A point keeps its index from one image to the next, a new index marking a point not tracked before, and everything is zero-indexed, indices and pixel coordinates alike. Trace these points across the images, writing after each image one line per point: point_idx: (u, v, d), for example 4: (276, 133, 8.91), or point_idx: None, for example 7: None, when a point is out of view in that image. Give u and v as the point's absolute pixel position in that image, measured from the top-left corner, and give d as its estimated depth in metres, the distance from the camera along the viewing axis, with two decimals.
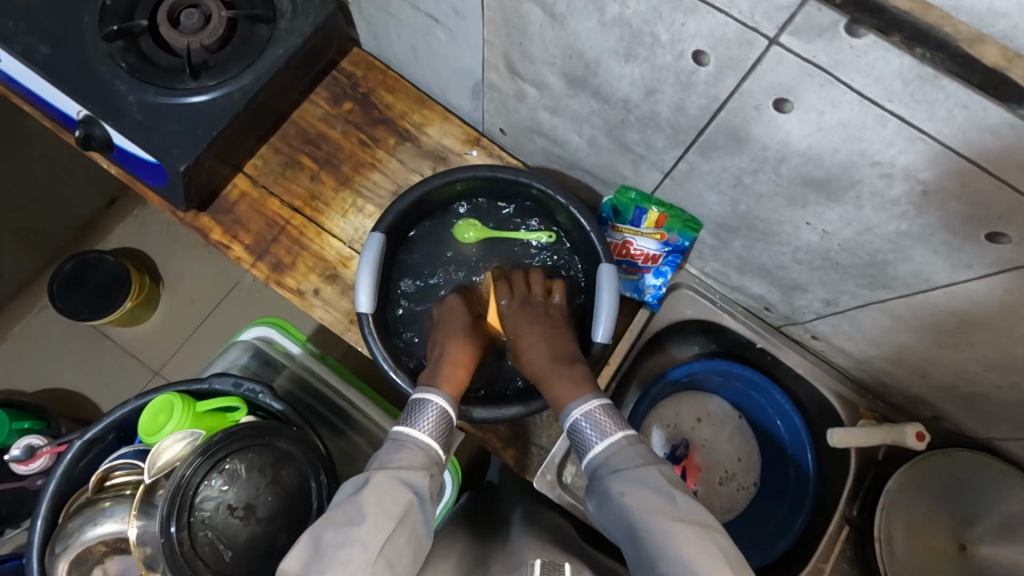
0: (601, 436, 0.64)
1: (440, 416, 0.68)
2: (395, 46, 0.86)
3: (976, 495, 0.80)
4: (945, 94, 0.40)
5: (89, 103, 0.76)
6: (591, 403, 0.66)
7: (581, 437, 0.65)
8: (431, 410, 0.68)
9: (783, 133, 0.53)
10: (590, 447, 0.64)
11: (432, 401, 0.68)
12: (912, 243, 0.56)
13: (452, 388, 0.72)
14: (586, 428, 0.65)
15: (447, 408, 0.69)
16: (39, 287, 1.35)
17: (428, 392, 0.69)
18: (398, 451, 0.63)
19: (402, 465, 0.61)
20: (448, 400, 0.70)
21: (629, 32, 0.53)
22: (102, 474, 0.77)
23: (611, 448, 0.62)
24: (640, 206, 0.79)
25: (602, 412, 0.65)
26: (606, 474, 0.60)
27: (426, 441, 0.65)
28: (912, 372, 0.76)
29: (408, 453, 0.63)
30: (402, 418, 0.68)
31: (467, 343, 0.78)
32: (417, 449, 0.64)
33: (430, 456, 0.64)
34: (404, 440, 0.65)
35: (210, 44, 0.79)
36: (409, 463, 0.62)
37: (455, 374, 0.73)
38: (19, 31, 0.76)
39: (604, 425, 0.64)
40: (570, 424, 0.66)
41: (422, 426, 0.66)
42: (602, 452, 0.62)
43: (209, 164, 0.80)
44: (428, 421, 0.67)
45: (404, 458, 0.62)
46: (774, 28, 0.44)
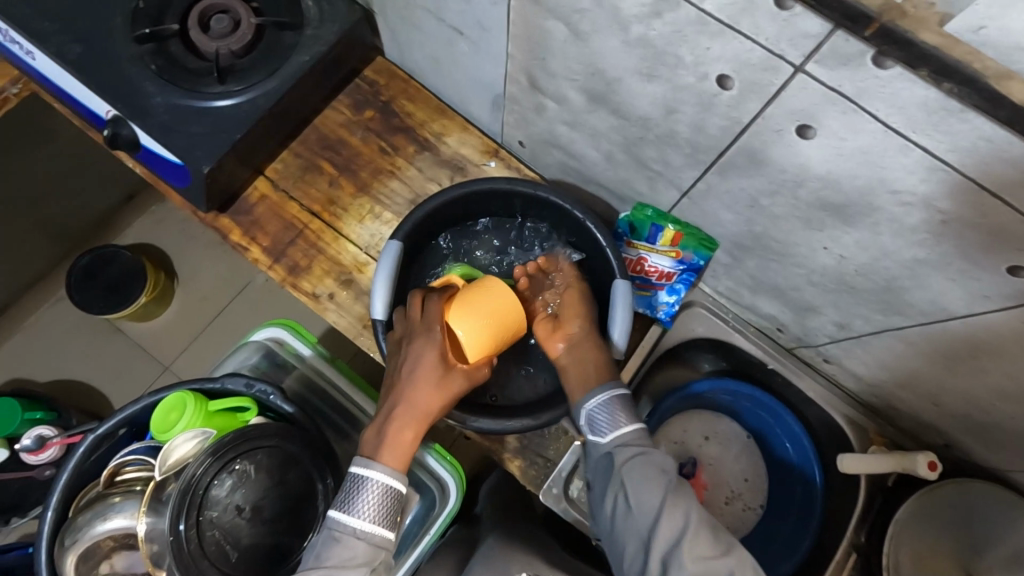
0: (619, 421, 0.68)
1: (381, 494, 0.65)
2: (418, 56, 0.87)
3: (987, 526, 0.78)
4: (970, 126, 0.40)
5: (118, 103, 0.77)
6: (613, 391, 0.69)
7: (599, 418, 0.68)
8: (371, 493, 0.65)
9: (803, 157, 0.53)
10: (607, 429, 0.68)
11: (369, 481, 0.65)
12: (928, 271, 0.56)
13: (398, 455, 0.67)
14: (604, 411, 0.68)
15: (390, 485, 0.66)
16: (57, 279, 1.37)
17: (368, 467, 0.66)
18: (335, 545, 0.63)
19: (338, 564, 0.62)
20: (391, 474, 0.66)
21: (653, 52, 0.54)
22: (113, 469, 0.78)
23: (627, 434, 0.67)
24: (656, 222, 0.79)
25: (623, 400, 0.69)
26: (629, 455, 0.65)
27: (365, 529, 0.64)
28: (925, 400, 0.76)
29: (344, 547, 0.63)
30: (341, 496, 0.66)
31: (426, 397, 0.69)
32: (353, 543, 0.63)
33: (373, 544, 0.64)
34: (342, 530, 0.64)
35: (236, 49, 0.80)
36: (348, 559, 0.63)
37: (402, 441, 0.68)
38: (53, 31, 0.78)
39: (619, 414, 0.68)
40: (590, 407, 0.69)
41: (359, 512, 0.65)
42: (618, 437, 0.67)
43: (231, 166, 0.81)
44: (364, 505, 0.65)
45: (339, 554, 0.63)
46: (799, 55, 0.44)
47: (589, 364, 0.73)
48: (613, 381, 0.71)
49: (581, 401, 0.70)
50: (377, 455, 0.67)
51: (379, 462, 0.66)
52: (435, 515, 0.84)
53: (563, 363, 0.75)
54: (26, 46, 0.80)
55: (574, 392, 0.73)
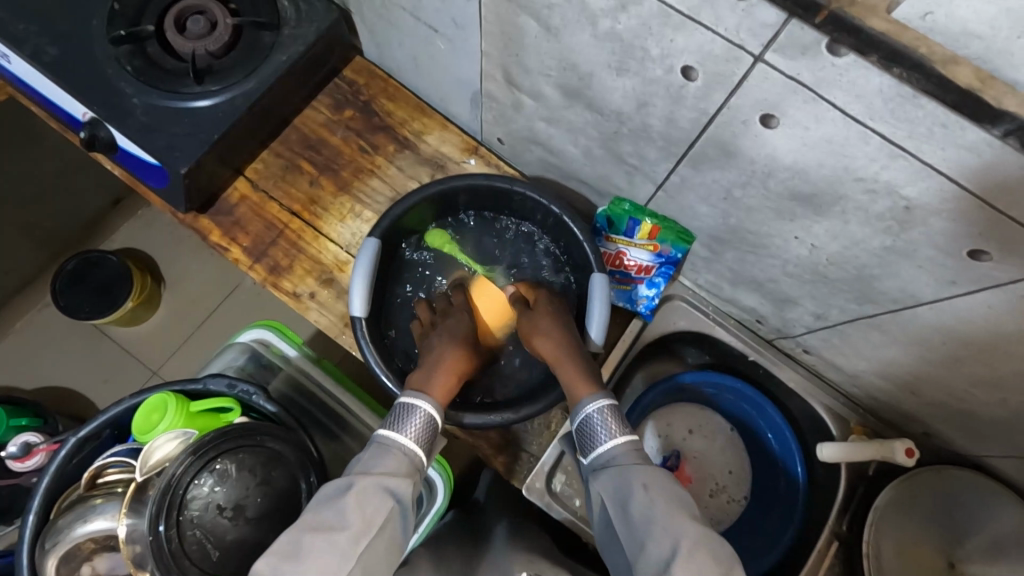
0: (611, 433, 0.65)
1: (425, 421, 0.68)
2: (397, 55, 0.87)
3: (965, 514, 0.80)
4: (924, 112, 0.41)
5: (95, 105, 0.77)
6: (601, 401, 0.67)
7: (592, 432, 0.66)
8: (418, 416, 0.68)
9: (770, 148, 0.54)
10: (599, 444, 0.65)
11: (418, 408, 0.69)
12: (897, 258, 0.57)
13: (440, 395, 0.72)
14: (597, 425, 0.66)
15: (433, 414, 0.69)
16: (42, 285, 1.36)
17: (416, 396, 0.70)
18: (382, 455, 0.64)
19: (386, 472, 0.62)
20: (434, 406, 0.70)
21: (621, 45, 0.54)
22: (95, 472, 0.78)
23: (620, 446, 0.64)
24: (634, 217, 0.80)
25: (612, 411, 0.67)
26: (618, 470, 0.62)
27: (410, 446, 0.66)
28: (902, 389, 0.77)
29: (391, 458, 0.64)
30: (387, 419, 0.69)
31: (460, 348, 0.77)
32: (400, 455, 0.65)
33: (414, 464, 0.66)
34: (389, 444, 0.66)
35: (215, 49, 0.80)
36: (393, 468, 0.63)
37: (443, 381, 0.73)
38: (29, 33, 0.78)
39: (612, 425, 0.66)
40: (581, 418, 0.67)
41: (407, 431, 0.67)
42: (611, 449, 0.64)
43: (211, 166, 0.82)
44: (413, 425, 0.68)
45: (388, 463, 0.64)
46: (759, 45, 0.45)
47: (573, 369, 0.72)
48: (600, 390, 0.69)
49: (572, 415, 0.68)
50: (425, 390, 0.71)
51: (426, 395, 0.70)
52: (423, 513, 0.85)
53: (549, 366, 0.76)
54: (2, 50, 0.80)
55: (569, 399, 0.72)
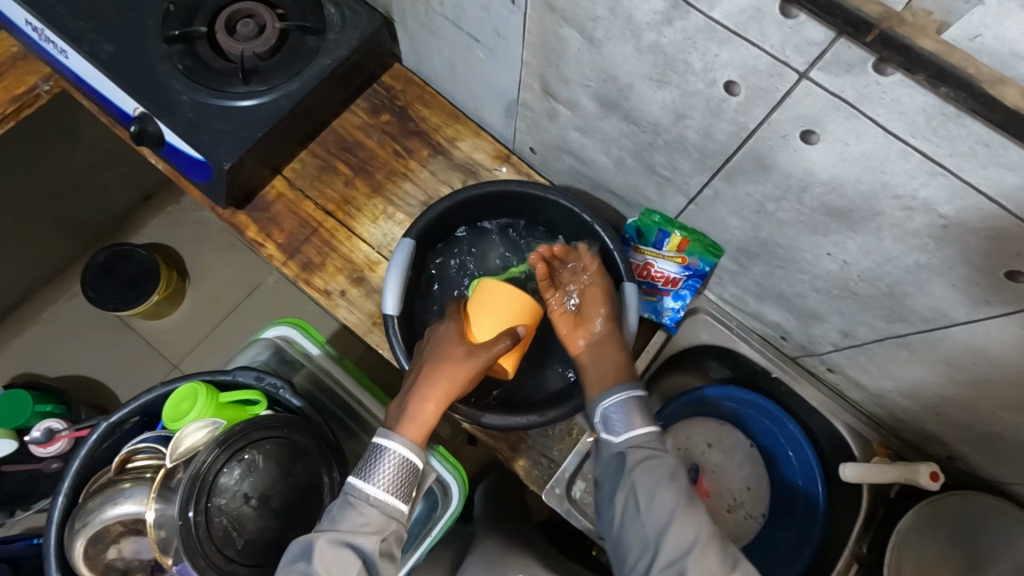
0: (631, 424, 0.68)
1: (399, 468, 0.67)
2: (435, 63, 0.90)
3: (988, 539, 0.79)
4: (968, 131, 0.42)
5: (146, 100, 0.80)
6: (631, 391, 0.69)
7: (615, 418, 0.68)
8: (388, 463, 0.66)
9: (807, 163, 0.55)
10: (620, 431, 0.67)
11: (388, 450, 0.67)
12: (929, 276, 0.57)
13: (416, 434, 0.69)
14: (619, 411, 0.68)
15: (407, 457, 0.67)
16: (73, 275, 1.40)
17: (383, 439, 0.68)
18: (351, 510, 0.64)
19: (353, 529, 0.63)
20: (407, 447, 0.68)
21: (664, 59, 0.56)
22: (125, 456, 0.79)
23: (642, 436, 0.67)
24: (663, 228, 0.81)
25: (638, 400, 0.69)
26: (641, 458, 0.65)
27: (380, 497, 0.65)
28: (927, 410, 0.77)
29: (359, 514, 0.64)
30: (360, 464, 0.68)
31: (446, 375, 0.72)
32: (367, 510, 0.64)
33: (386, 514, 0.65)
34: (358, 496, 0.65)
35: (261, 52, 0.83)
36: (361, 524, 0.63)
37: (426, 412, 0.70)
38: (87, 30, 0.82)
39: (634, 417, 0.68)
40: (607, 404, 0.69)
41: (377, 481, 0.66)
42: (632, 439, 0.67)
43: (252, 164, 0.84)
44: (383, 475, 0.66)
45: (353, 518, 0.64)
46: (804, 62, 0.46)
47: (607, 361, 0.74)
48: (631, 381, 0.71)
49: (596, 397, 0.70)
50: (398, 427, 0.70)
51: (398, 436, 0.69)
52: (436, 517, 0.85)
53: (585, 359, 0.76)
54: (60, 45, 0.83)
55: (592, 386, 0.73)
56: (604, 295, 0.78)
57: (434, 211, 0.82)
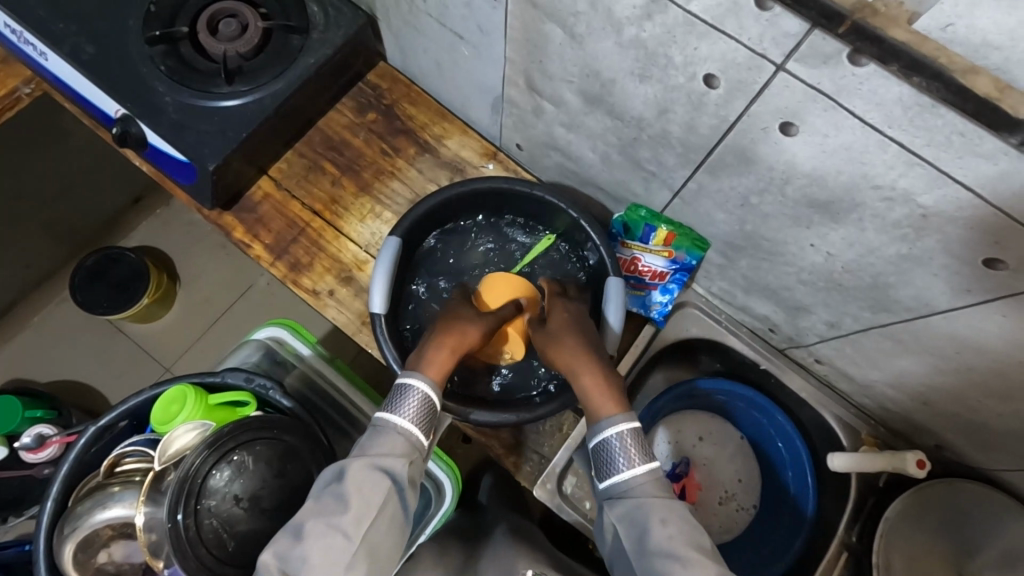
0: (629, 461, 0.62)
1: (422, 403, 0.67)
2: (420, 61, 0.90)
3: (977, 526, 0.80)
4: (943, 121, 0.42)
5: (128, 102, 0.80)
6: (624, 425, 0.64)
7: (610, 459, 0.63)
8: (414, 396, 0.67)
9: (789, 155, 0.55)
10: (615, 471, 0.62)
11: (414, 387, 0.67)
12: (911, 266, 0.58)
13: (436, 373, 0.71)
14: (615, 451, 0.63)
15: (429, 394, 0.68)
16: (60, 279, 1.38)
17: (410, 376, 0.68)
18: (378, 436, 0.64)
19: (382, 453, 0.63)
20: (430, 385, 0.68)
21: (645, 53, 0.56)
22: (114, 459, 0.79)
23: (639, 477, 0.61)
24: (649, 223, 0.81)
25: (634, 438, 0.63)
26: (635, 502, 0.60)
27: (406, 426, 0.65)
28: (914, 399, 0.77)
29: (388, 440, 0.64)
30: (388, 401, 0.68)
31: (464, 332, 0.76)
32: (394, 435, 0.64)
33: (411, 442, 0.65)
34: (384, 425, 0.65)
35: (244, 51, 0.82)
36: (389, 450, 0.63)
37: (441, 359, 0.72)
38: (68, 32, 0.81)
39: (633, 454, 0.62)
40: (600, 441, 0.64)
41: (404, 412, 0.66)
42: (630, 479, 0.61)
43: (237, 165, 0.84)
44: (410, 407, 0.66)
45: (381, 444, 0.63)
46: (782, 54, 0.46)
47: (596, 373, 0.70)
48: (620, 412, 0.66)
49: (590, 436, 0.65)
50: (419, 368, 0.70)
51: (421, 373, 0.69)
52: (430, 515, 0.86)
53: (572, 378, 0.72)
54: (40, 47, 0.83)
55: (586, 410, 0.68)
56: (578, 315, 0.78)
57: (425, 205, 0.82)
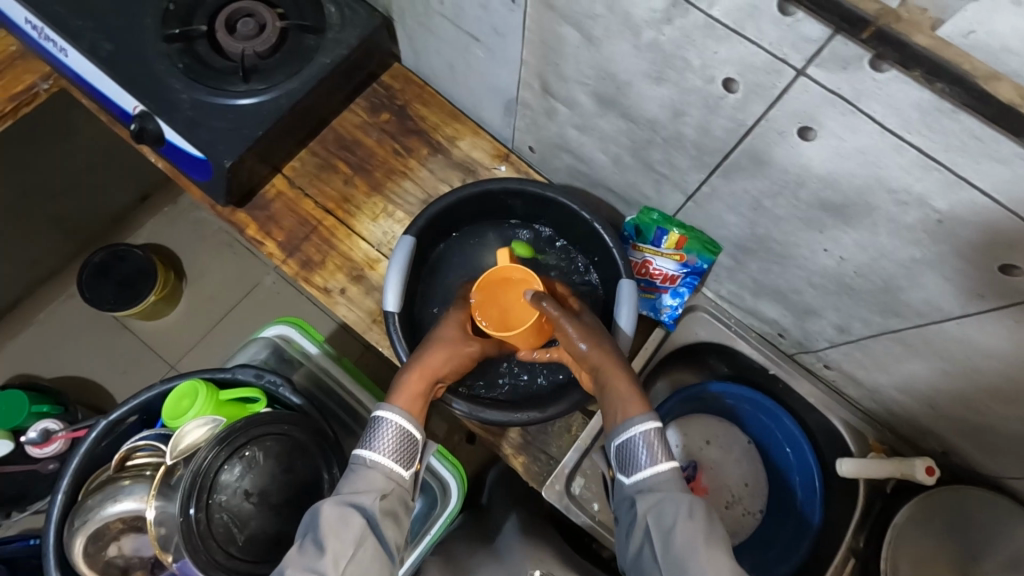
0: (654, 458, 0.62)
1: (399, 433, 0.66)
2: (434, 62, 0.90)
3: (985, 534, 0.79)
4: (961, 126, 0.43)
5: (145, 98, 0.80)
6: (648, 423, 0.63)
7: (634, 455, 0.63)
8: (388, 428, 0.66)
9: (804, 158, 0.56)
10: (640, 467, 0.62)
11: (385, 418, 0.66)
12: (924, 270, 0.58)
13: (408, 400, 0.68)
14: (641, 448, 0.63)
15: (405, 425, 0.66)
16: (69, 275, 1.39)
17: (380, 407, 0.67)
18: (351, 474, 0.64)
19: (355, 490, 0.63)
20: (403, 415, 0.67)
21: (662, 56, 0.56)
22: (125, 453, 0.79)
23: (663, 474, 0.62)
24: (661, 226, 0.82)
25: (658, 433, 0.63)
26: (660, 498, 0.60)
27: (381, 460, 0.64)
28: (922, 405, 0.77)
29: (362, 478, 0.63)
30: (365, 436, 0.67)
31: (434, 354, 0.73)
32: (367, 471, 0.64)
33: (387, 475, 0.64)
34: (358, 462, 0.65)
35: (261, 50, 0.83)
36: (363, 486, 0.63)
37: (411, 382, 0.70)
38: (87, 29, 0.82)
39: (657, 450, 0.63)
40: (625, 439, 0.64)
41: (380, 447, 0.65)
42: (653, 476, 0.62)
43: (250, 163, 0.84)
44: (385, 441, 0.65)
45: (354, 482, 0.63)
46: (802, 59, 0.47)
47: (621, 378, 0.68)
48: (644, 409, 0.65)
49: (613, 433, 0.65)
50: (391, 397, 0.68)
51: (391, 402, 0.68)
52: (435, 515, 0.85)
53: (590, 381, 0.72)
54: (59, 43, 0.83)
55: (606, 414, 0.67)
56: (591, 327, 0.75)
57: (439, 204, 0.82)
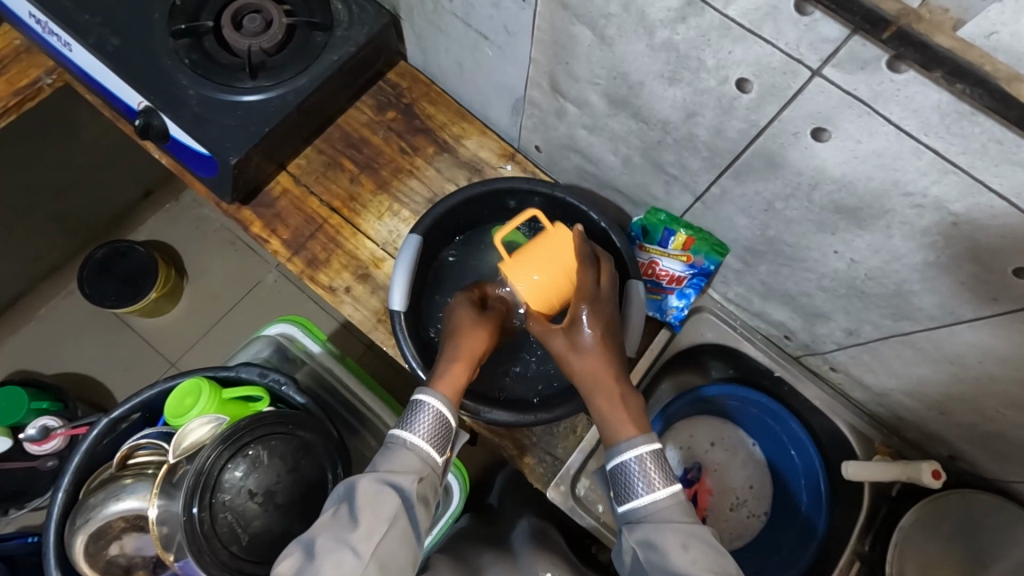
0: (650, 485, 0.62)
1: (435, 419, 0.65)
2: (442, 61, 0.90)
3: (993, 537, 0.79)
4: (980, 129, 0.43)
5: (151, 94, 0.80)
6: (643, 447, 0.63)
7: (629, 482, 0.62)
8: (426, 412, 0.65)
9: (818, 160, 0.55)
10: (635, 495, 0.62)
11: (426, 404, 0.65)
12: (937, 274, 0.58)
13: (451, 388, 0.68)
14: (636, 475, 0.62)
15: (442, 411, 0.65)
16: (69, 271, 1.38)
17: (422, 393, 0.66)
18: (389, 453, 0.64)
19: (392, 469, 0.62)
20: (444, 402, 0.66)
21: (676, 56, 0.56)
22: (126, 452, 0.78)
23: (660, 502, 0.61)
24: (669, 227, 0.81)
25: (654, 458, 0.63)
26: (656, 527, 0.60)
27: (418, 443, 0.64)
28: (930, 409, 0.77)
29: (399, 457, 0.63)
30: (401, 419, 0.67)
31: (472, 336, 0.71)
32: (405, 452, 0.63)
33: (422, 459, 0.64)
34: (396, 442, 0.64)
35: (269, 47, 0.83)
36: (400, 467, 0.63)
37: (455, 371, 0.69)
38: (92, 23, 0.82)
39: (653, 477, 0.62)
40: (618, 463, 0.63)
41: (417, 430, 0.65)
42: (650, 504, 0.61)
43: (257, 160, 0.84)
44: (423, 424, 0.65)
45: (391, 461, 0.63)
46: (819, 60, 0.47)
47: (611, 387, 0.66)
48: (639, 431, 0.64)
49: (607, 458, 0.64)
50: (433, 385, 0.68)
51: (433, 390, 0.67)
52: (438, 515, 0.85)
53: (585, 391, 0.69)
54: (65, 38, 0.83)
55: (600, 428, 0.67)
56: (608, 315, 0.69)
57: (446, 203, 0.82)
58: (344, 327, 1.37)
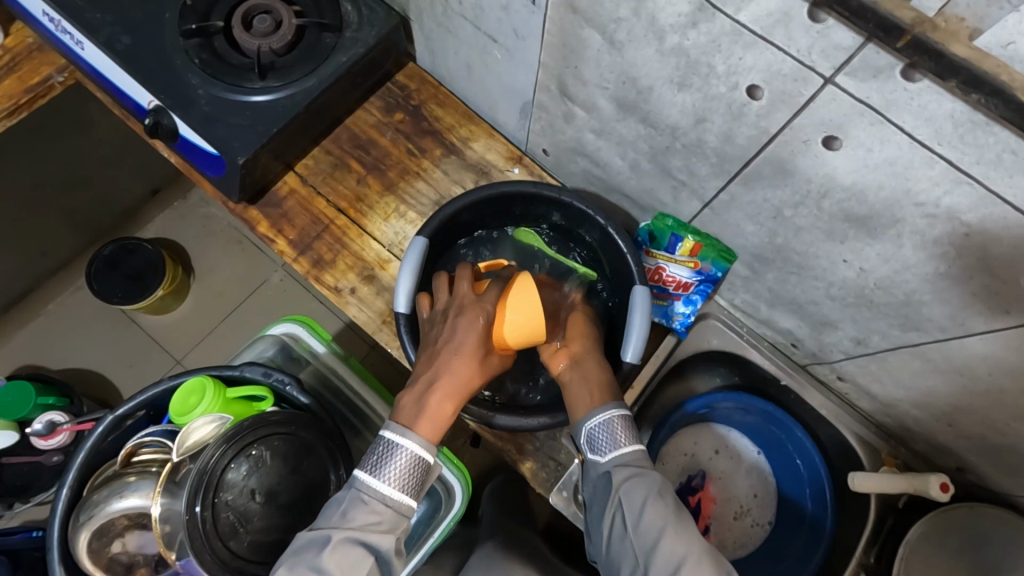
0: (616, 443, 0.67)
1: (411, 464, 0.66)
2: (450, 62, 0.90)
3: (1000, 553, 0.77)
4: (995, 139, 0.42)
5: (161, 93, 0.80)
6: (612, 412, 0.68)
7: (598, 441, 0.68)
8: (402, 459, 0.66)
9: (829, 168, 0.55)
10: (606, 452, 0.67)
11: (402, 445, 0.66)
12: (949, 284, 0.57)
13: (430, 427, 0.68)
14: (603, 433, 0.67)
15: (418, 457, 0.66)
16: (78, 267, 1.39)
17: (400, 436, 0.67)
18: (362, 507, 0.64)
19: (365, 526, 0.63)
20: (420, 444, 0.67)
21: (686, 61, 0.56)
22: (131, 449, 0.79)
23: (626, 456, 0.66)
24: (676, 232, 0.81)
25: (621, 420, 0.68)
26: (625, 478, 0.65)
27: (392, 494, 0.65)
28: (938, 420, 0.76)
29: (370, 510, 0.64)
30: (370, 459, 0.67)
31: (450, 366, 0.72)
32: (381, 508, 0.64)
33: (397, 511, 0.65)
34: (370, 493, 0.65)
35: (278, 47, 0.83)
36: (372, 523, 0.63)
37: (434, 410, 0.69)
38: (104, 22, 0.82)
39: (618, 435, 0.67)
40: (592, 427, 0.68)
41: (388, 478, 0.66)
42: (618, 458, 0.66)
43: (265, 159, 0.84)
44: (394, 472, 0.66)
45: (366, 516, 0.63)
46: (830, 67, 0.46)
47: (590, 383, 0.72)
48: (611, 401, 0.69)
49: (578, 424, 0.69)
50: (413, 424, 0.68)
51: (413, 430, 0.67)
52: (440, 517, 0.84)
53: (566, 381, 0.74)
54: (77, 36, 0.83)
55: (574, 407, 0.71)
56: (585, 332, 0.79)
57: (452, 206, 0.81)
58: (348, 327, 1.38)
